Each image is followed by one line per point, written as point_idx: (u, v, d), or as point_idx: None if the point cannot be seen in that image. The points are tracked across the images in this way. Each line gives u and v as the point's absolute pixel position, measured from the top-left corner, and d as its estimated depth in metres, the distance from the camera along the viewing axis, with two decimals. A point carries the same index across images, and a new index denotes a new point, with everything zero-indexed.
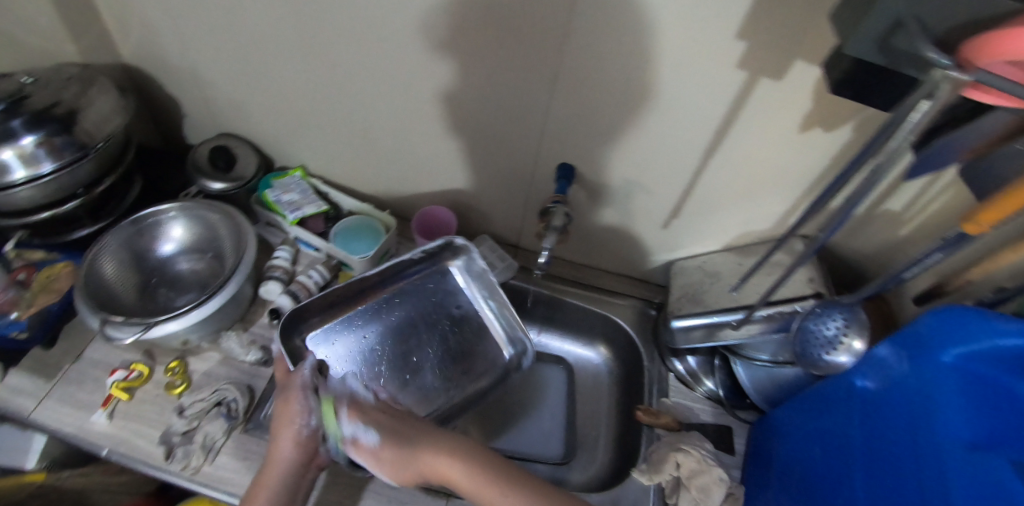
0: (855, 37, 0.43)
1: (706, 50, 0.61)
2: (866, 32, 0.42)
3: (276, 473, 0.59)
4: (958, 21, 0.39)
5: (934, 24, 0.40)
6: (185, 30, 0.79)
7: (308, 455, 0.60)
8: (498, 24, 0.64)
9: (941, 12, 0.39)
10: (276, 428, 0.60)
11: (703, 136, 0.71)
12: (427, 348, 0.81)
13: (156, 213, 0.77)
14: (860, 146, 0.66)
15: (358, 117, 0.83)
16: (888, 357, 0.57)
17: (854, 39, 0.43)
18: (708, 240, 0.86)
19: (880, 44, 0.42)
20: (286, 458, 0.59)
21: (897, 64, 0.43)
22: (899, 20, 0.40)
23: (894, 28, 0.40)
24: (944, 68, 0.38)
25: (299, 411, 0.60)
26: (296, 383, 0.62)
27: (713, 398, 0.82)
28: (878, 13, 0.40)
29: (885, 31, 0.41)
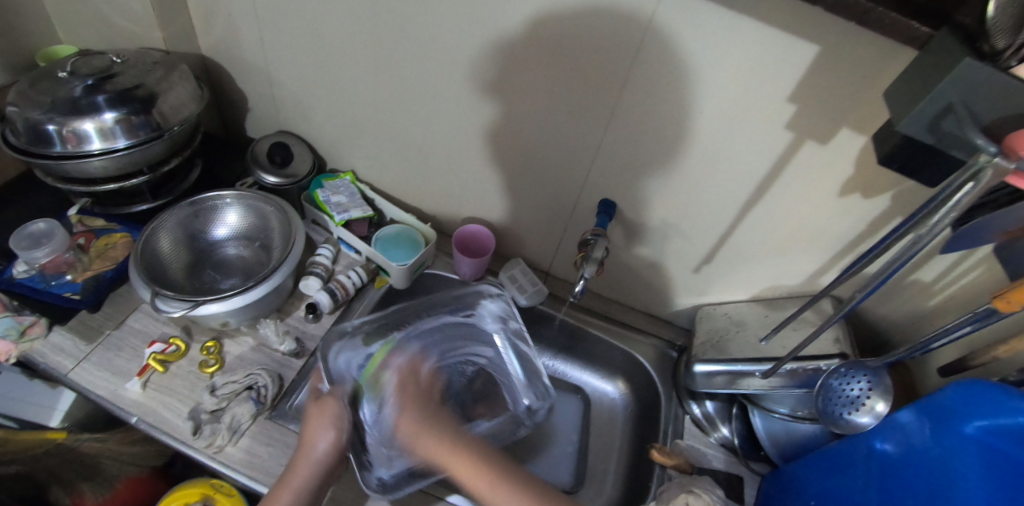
0: (909, 116, 0.46)
1: (758, 109, 0.64)
2: (918, 113, 0.45)
3: (305, 470, 0.61)
4: (1004, 113, 0.43)
5: (984, 112, 0.43)
6: (266, 33, 0.84)
7: (339, 455, 0.64)
8: (565, 62, 0.69)
9: (990, 102, 0.42)
10: (310, 430, 0.64)
11: (745, 187, 0.74)
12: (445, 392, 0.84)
13: (214, 197, 0.80)
14: (896, 217, 0.69)
15: (415, 131, 0.87)
16: (909, 423, 0.59)
17: (907, 117, 0.46)
18: (736, 289, 0.88)
19: (931, 124, 0.45)
20: (320, 458, 0.62)
21: (944, 145, 0.46)
22: (950, 105, 0.44)
23: (945, 111, 0.44)
24: (991, 155, 0.41)
25: (336, 414, 0.65)
26: (338, 394, 0.68)
27: (727, 446, 0.83)
28: (931, 97, 0.44)
29: (937, 114, 0.45)
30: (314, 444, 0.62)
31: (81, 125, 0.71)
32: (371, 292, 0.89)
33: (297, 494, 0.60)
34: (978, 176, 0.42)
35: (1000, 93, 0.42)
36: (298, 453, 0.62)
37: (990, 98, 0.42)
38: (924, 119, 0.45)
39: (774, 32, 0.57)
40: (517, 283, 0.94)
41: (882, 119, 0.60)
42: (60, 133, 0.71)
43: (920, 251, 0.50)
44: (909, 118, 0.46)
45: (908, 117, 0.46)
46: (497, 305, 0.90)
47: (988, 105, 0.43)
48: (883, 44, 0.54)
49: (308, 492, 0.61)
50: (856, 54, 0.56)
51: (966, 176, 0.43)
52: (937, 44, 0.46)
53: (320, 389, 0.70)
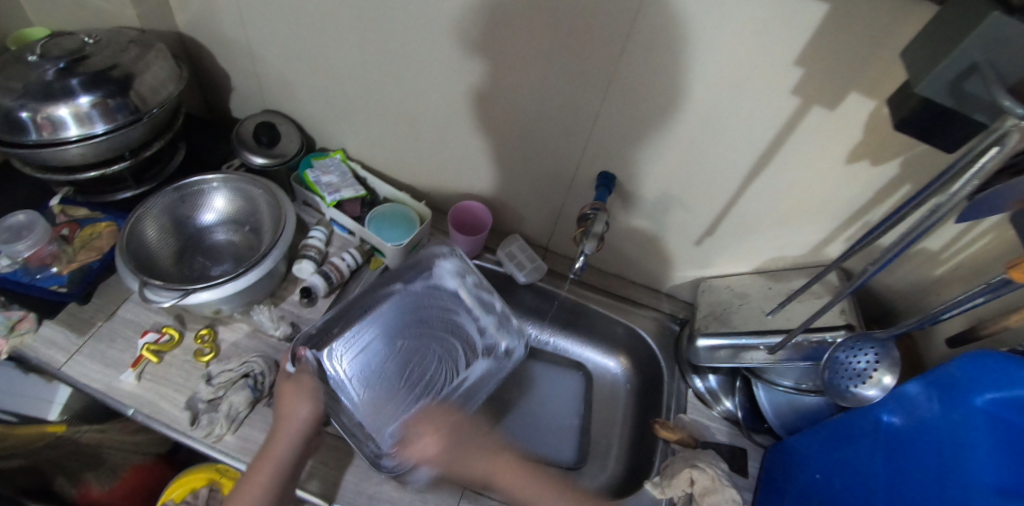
0: (929, 78, 0.43)
1: (763, 74, 0.61)
2: (939, 74, 0.42)
3: (285, 440, 0.64)
4: None
5: (1010, 71, 0.40)
6: (244, 7, 0.80)
7: (316, 425, 0.66)
8: (559, 30, 0.65)
9: (1016, 62, 0.39)
10: (284, 404, 0.66)
11: (750, 156, 0.71)
12: (420, 362, 0.80)
13: (199, 181, 0.78)
14: (905, 183, 0.67)
15: (406, 106, 0.84)
16: (916, 396, 0.58)
17: (926, 79, 0.43)
18: (740, 262, 0.86)
19: (952, 86, 0.43)
20: (298, 426, 0.65)
21: (965, 108, 0.43)
22: (974, 65, 0.41)
23: (969, 72, 0.41)
24: (1018, 118, 0.38)
25: (312, 387, 0.68)
26: (307, 368, 0.70)
27: (730, 419, 0.82)
28: (954, 56, 0.41)
29: (959, 74, 0.42)
30: (293, 413, 0.65)
31: (56, 111, 0.68)
32: (366, 274, 0.86)
33: (278, 463, 0.62)
34: (1003, 141, 0.39)
35: None
36: (277, 424, 0.64)
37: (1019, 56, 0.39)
38: (945, 80, 0.42)
39: None
40: (515, 261, 0.91)
41: (893, 81, 0.57)
42: (34, 120, 0.68)
43: (934, 222, 0.48)
44: (929, 80, 0.43)
45: (928, 79, 0.43)
46: (451, 261, 0.85)
47: (1014, 64, 0.40)
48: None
49: (289, 460, 0.63)
50: (869, 12, 0.53)
51: (990, 141, 0.40)
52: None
53: (287, 371, 0.69)
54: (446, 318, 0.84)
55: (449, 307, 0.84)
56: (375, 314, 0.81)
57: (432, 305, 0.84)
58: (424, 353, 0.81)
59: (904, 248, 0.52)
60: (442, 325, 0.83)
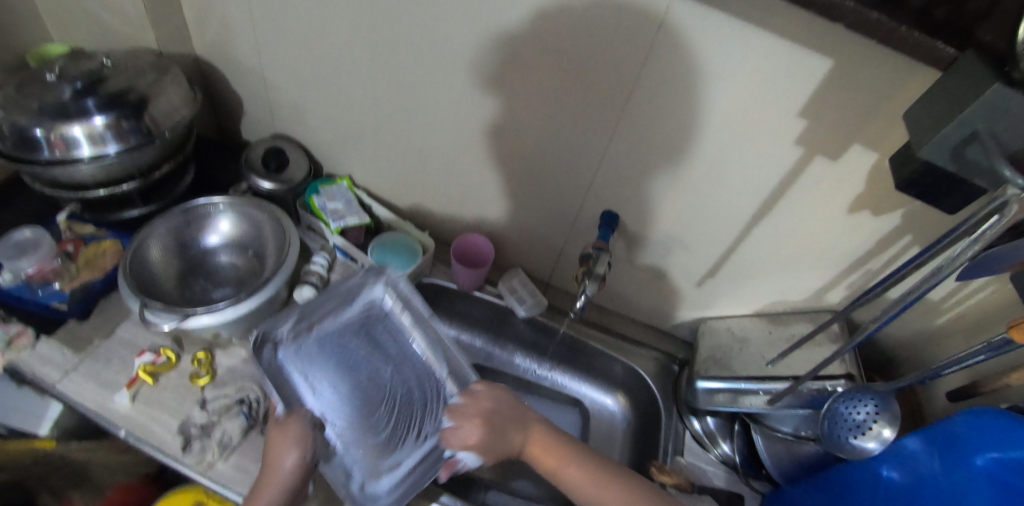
0: (932, 144, 0.44)
1: (768, 123, 0.63)
2: (943, 140, 0.43)
3: (270, 491, 0.60)
4: None
5: (1012, 140, 0.41)
6: (262, 35, 0.82)
7: (304, 476, 0.62)
8: (568, 73, 0.67)
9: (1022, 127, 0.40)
10: (274, 451, 0.62)
11: (753, 201, 0.72)
12: (363, 388, 0.76)
13: (206, 204, 0.78)
14: (907, 234, 0.67)
15: (414, 137, 0.85)
16: (919, 453, 0.59)
17: (929, 143, 0.44)
18: (740, 305, 0.86)
19: (955, 151, 0.44)
20: (286, 476, 0.61)
21: (967, 173, 0.44)
22: (975, 133, 0.42)
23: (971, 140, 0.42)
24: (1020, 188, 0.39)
25: (302, 434, 0.64)
26: (296, 415, 0.65)
27: (728, 463, 0.81)
28: (957, 123, 0.42)
29: (962, 140, 0.43)
30: (280, 463, 0.61)
31: (69, 130, 0.69)
32: None
33: None
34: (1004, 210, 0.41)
35: None
36: (266, 473, 0.60)
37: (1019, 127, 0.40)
38: (948, 146, 0.43)
39: (786, 44, 0.55)
40: (516, 294, 0.90)
41: (895, 135, 0.58)
42: (48, 138, 0.69)
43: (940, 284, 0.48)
44: (931, 147, 0.44)
45: (930, 145, 0.44)
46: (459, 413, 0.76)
47: (1014, 134, 0.41)
48: (896, 61, 0.52)
49: None
50: (870, 71, 0.55)
51: (993, 207, 0.42)
52: (962, 67, 0.44)
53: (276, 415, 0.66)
54: (412, 406, 0.76)
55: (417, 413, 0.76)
56: (399, 336, 0.82)
57: (418, 389, 0.78)
58: (368, 390, 0.76)
59: (905, 305, 0.53)
60: (406, 398, 0.77)
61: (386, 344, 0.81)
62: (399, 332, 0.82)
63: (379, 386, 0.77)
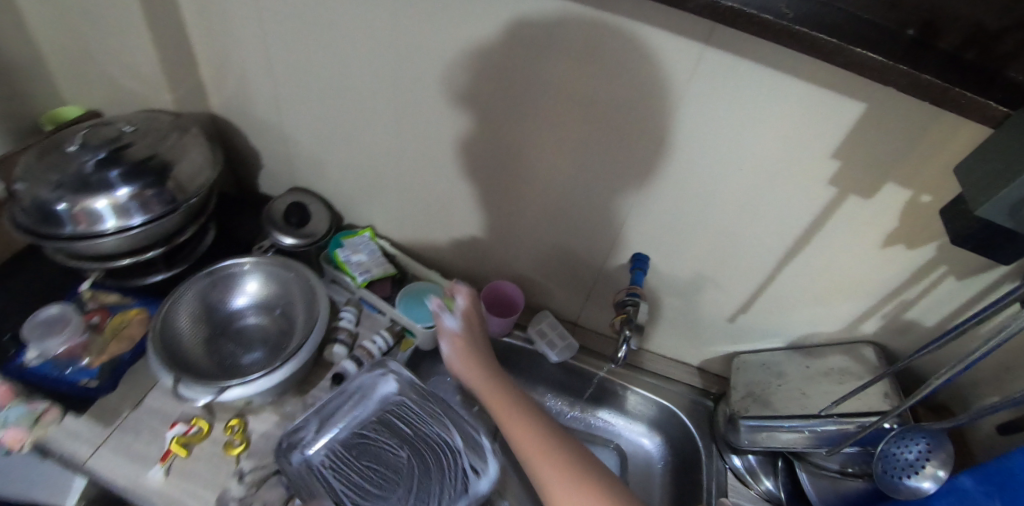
0: (990, 201, 0.43)
1: (802, 166, 0.63)
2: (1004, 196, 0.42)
3: None
4: None
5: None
6: (281, 93, 0.82)
7: None
8: (596, 124, 0.67)
9: None
10: None
11: (786, 239, 0.71)
12: (383, 481, 0.70)
13: (232, 266, 0.77)
14: (944, 267, 0.67)
15: (436, 186, 0.85)
16: (975, 492, 0.57)
17: (988, 201, 0.43)
18: (772, 338, 0.85)
19: (1014, 206, 0.43)
20: None
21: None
22: None
23: None
24: None
25: None
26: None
27: (772, 500, 0.79)
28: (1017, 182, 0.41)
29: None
30: None
31: (95, 203, 0.69)
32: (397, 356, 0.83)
33: None
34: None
35: None
36: None
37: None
38: (1009, 202, 0.42)
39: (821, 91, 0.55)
40: (545, 338, 0.90)
41: (933, 175, 0.58)
42: (70, 212, 0.68)
43: None
44: (990, 205, 0.43)
45: (988, 203, 0.43)
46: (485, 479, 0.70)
47: None
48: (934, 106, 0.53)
49: None
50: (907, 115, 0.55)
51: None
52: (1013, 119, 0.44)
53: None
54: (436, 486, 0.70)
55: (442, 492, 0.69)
56: (414, 418, 0.76)
57: (440, 466, 0.71)
58: (388, 479, 0.70)
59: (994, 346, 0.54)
60: (428, 477, 0.70)
61: (399, 430, 0.74)
62: (412, 416, 0.76)
63: (399, 472, 0.71)
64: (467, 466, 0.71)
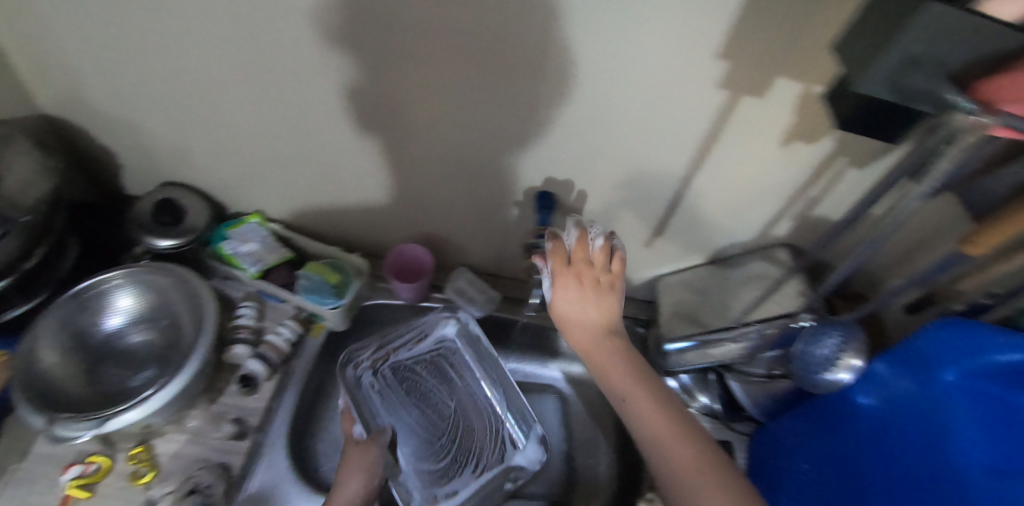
0: (866, 76, 0.40)
1: (690, 71, 0.58)
2: (878, 70, 0.39)
3: None
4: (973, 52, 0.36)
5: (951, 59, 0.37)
6: (106, 80, 0.70)
7: None
8: (468, 60, 0.59)
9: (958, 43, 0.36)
10: None
11: (688, 153, 0.68)
12: (422, 420, 0.78)
13: (95, 284, 0.69)
14: (842, 157, 0.65)
15: (316, 158, 0.76)
16: (888, 375, 0.58)
17: (864, 79, 0.40)
18: (692, 255, 0.84)
19: (892, 79, 0.39)
20: None
21: (909, 100, 0.41)
22: (912, 58, 0.37)
23: (909, 65, 0.38)
24: (968, 110, 0.37)
25: None
26: None
27: (709, 413, 0.80)
28: (890, 51, 0.37)
29: (900, 69, 0.38)
30: None
31: None
32: (308, 345, 0.77)
33: None
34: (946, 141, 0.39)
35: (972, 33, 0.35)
36: None
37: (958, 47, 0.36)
38: (886, 77, 0.39)
39: None
40: (465, 295, 0.85)
41: (819, 63, 0.54)
42: None
43: None
44: (867, 78, 0.40)
45: (867, 75, 0.39)
46: (534, 449, 0.73)
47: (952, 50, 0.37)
48: None
49: None
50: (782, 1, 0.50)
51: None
52: None
53: None
54: (474, 443, 0.76)
55: (479, 448, 0.76)
56: (465, 368, 0.82)
57: (481, 422, 0.78)
58: (430, 418, 0.78)
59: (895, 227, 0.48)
60: (467, 431, 0.77)
61: (448, 376, 0.81)
62: (462, 364, 0.82)
63: (443, 415, 0.78)
64: (506, 435, 0.76)
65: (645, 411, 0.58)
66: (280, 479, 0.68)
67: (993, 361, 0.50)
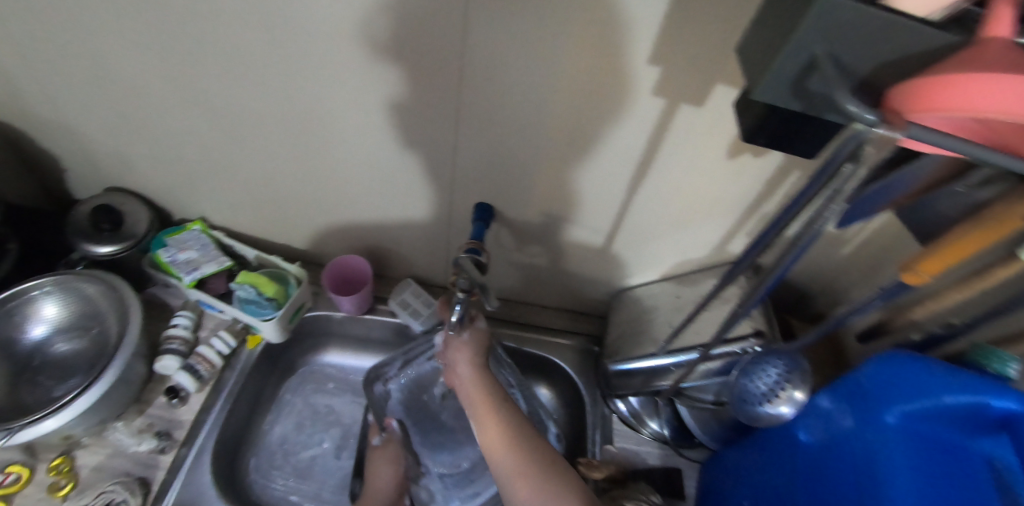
0: (762, 82, 0.34)
1: (617, 76, 0.54)
2: (775, 74, 0.33)
3: None
4: (881, 61, 0.32)
5: (857, 63, 0.32)
6: (35, 83, 0.68)
7: None
8: (386, 63, 0.56)
9: (861, 51, 0.31)
10: None
11: (627, 164, 0.64)
12: (451, 423, 0.78)
13: (21, 292, 0.68)
14: (792, 170, 0.61)
15: (253, 165, 0.74)
16: (831, 410, 0.53)
17: (761, 85, 0.35)
18: (646, 270, 0.80)
19: (794, 84, 0.34)
20: None
21: (815, 109, 0.35)
22: (813, 59, 0.32)
23: (809, 69, 0.32)
24: (868, 123, 0.29)
25: None
26: None
27: (659, 440, 0.77)
28: (787, 52, 0.32)
29: (800, 72, 0.33)
30: None
31: None
32: (245, 355, 0.77)
33: None
34: (859, 158, 0.31)
35: (875, 40, 0.30)
36: None
37: (862, 45, 0.31)
38: (785, 82, 0.34)
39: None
40: (410, 308, 0.82)
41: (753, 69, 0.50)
42: None
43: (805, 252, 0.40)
44: (764, 84, 0.34)
45: (764, 82, 0.34)
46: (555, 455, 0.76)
47: (860, 57, 0.32)
48: None
49: None
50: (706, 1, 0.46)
51: (842, 157, 0.32)
52: None
53: None
54: None
55: None
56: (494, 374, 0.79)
57: None
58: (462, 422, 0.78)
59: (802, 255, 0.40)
60: None
61: None
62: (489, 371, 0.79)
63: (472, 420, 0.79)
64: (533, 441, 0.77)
65: (505, 460, 0.61)
66: (203, 493, 0.66)
67: (940, 404, 0.46)
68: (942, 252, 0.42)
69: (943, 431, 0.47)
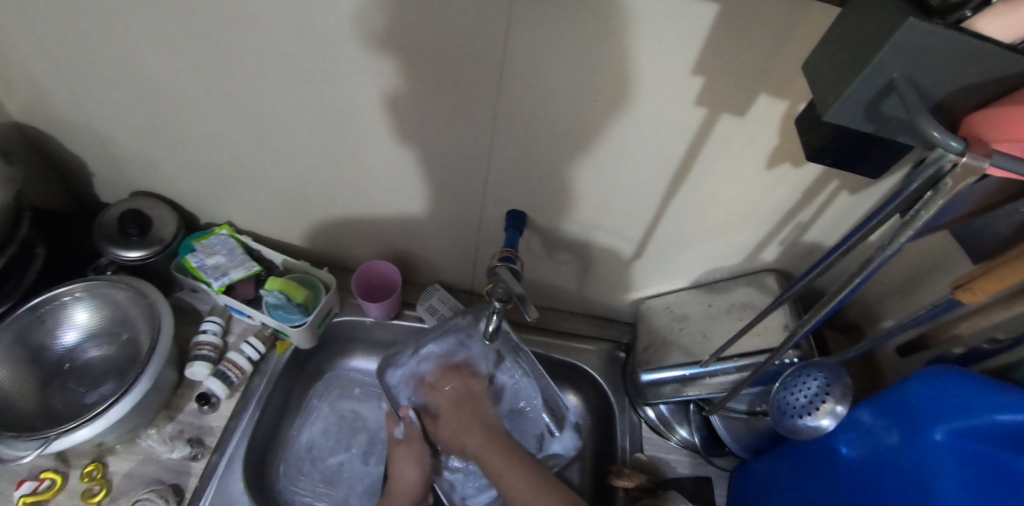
0: (836, 104, 0.34)
1: (662, 87, 0.53)
2: (850, 97, 0.33)
3: None
4: (959, 85, 0.31)
5: (936, 86, 0.31)
6: (64, 88, 0.68)
7: None
8: (423, 70, 0.55)
9: (940, 75, 0.31)
10: None
11: (664, 173, 0.63)
12: None
13: (52, 298, 0.68)
14: (832, 182, 0.60)
15: (282, 170, 0.74)
16: (874, 426, 0.52)
17: (835, 106, 0.34)
18: (675, 278, 0.79)
19: (868, 106, 0.33)
20: None
21: (887, 130, 0.34)
22: (891, 83, 0.31)
23: (886, 92, 0.32)
24: (953, 151, 0.29)
25: None
26: None
27: (689, 448, 0.77)
28: (864, 77, 0.31)
29: (874, 94, 0.32)
30: None
31: None
32: (273, 361, 0.77)
33: None
34: (939, 186, 0.31)
35: (956, 65, 0.30)
36: None
37: (942, 70, 0.30)
38: (858, 103, 0.33)
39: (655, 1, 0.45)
40: (438, 314, 0.81)
41: (802, 82, 0.49)
42: None
43: (869, 274, 0.39)
44: (837, 106, 0.34)
45: (837, 104, 0.34)
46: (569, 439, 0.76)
47: (938, 81, 0.31)
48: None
49: None
50: (758, 15, 0.45)
51: (921, 182, 0.32)
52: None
53: None
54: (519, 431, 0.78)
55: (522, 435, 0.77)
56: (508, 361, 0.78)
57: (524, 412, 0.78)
58: None
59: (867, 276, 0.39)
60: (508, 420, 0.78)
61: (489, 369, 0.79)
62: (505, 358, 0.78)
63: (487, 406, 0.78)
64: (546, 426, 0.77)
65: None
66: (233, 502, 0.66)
67: (992, 422, 0.45)
68: (1000, 271, 0.41)
69: (994, 449, 0.46)
